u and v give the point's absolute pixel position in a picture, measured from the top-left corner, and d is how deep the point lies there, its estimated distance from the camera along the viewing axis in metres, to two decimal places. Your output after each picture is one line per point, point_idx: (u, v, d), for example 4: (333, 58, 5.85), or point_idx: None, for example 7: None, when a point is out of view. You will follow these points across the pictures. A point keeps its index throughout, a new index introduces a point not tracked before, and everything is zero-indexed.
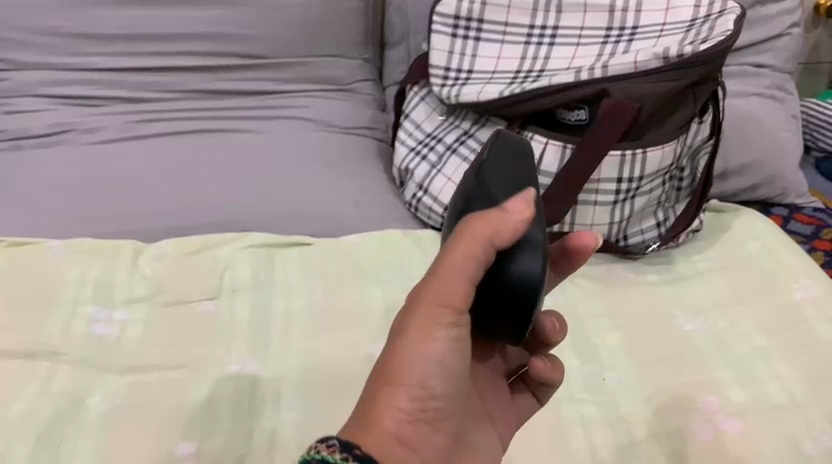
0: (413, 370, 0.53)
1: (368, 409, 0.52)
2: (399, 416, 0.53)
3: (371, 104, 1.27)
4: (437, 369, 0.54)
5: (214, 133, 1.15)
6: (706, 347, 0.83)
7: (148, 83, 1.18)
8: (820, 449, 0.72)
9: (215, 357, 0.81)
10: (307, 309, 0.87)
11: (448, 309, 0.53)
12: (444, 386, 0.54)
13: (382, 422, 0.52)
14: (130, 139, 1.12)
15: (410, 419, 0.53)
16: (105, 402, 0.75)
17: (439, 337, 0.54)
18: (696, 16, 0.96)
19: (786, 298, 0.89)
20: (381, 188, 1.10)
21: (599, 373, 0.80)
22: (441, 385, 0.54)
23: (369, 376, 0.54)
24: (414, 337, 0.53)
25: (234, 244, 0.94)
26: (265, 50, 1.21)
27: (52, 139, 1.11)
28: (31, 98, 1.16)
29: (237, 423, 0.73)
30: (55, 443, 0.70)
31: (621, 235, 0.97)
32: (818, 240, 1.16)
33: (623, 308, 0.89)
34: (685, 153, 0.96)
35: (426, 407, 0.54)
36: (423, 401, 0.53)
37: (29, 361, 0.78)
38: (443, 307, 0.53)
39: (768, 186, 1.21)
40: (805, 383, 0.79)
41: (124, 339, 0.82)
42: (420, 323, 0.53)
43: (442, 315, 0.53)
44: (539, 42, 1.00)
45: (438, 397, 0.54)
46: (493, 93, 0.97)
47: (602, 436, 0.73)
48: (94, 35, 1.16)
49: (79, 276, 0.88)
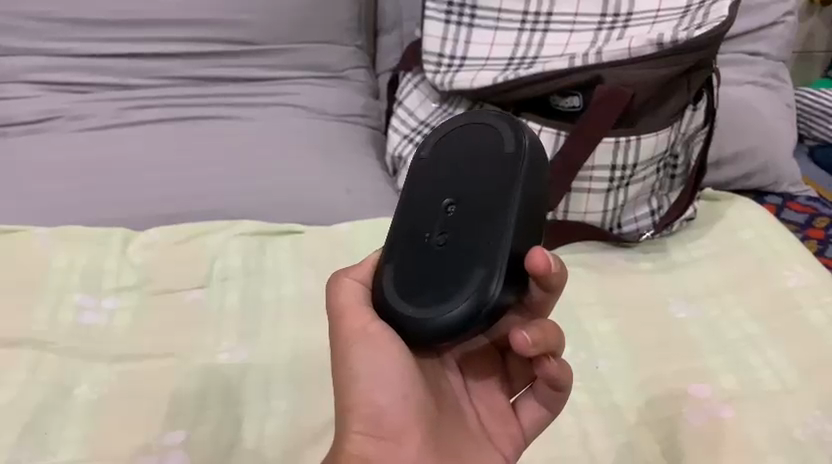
0: (347, 396, 0.55)
1: (334, 443, 0.55)
2: (359, 440, 0.54)
3: (364, 92, 1.26)
4: (364, 382, 0.55)
5: (203, 120, 1.14)
6: (698, 334, 0.83)
7: (136, 69, 1.17)
8: (810, 435, 0.72)
9: (204, 345, 0.80)
10: (297, 297, 0.87)
11: (353, 325, 0.56)
12: (390, 394, 0.55)
13: (345, 448, 0.54)
14: (117, 125, 1.11)
15: (371, 435, 0.54)
16: (93, 391, 0.74)
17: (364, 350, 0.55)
18: (690, 2, 0.94)
19: (778, 286, 0.89)
20: (373, 176, 1.09)
21: (591, 360, 0.80)
22: (388, 396, 0.55)
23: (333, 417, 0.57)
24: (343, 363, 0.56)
25: (225, 232, 0.93)
26: (255, 36, 1.20)
27: (38, 126, 1.10)
28: (15, 84, 1.14)
29: (227, 412, 0.73)
30: (40, 432, 0.69)
31: (615, 224, 0.97)
32: (812, 228, 1.15)
33: (615, 295, 0.88)
34: (680, 140, 0.95)
35: (378, 418, 0.54)
36: (374, 414, 0.54)
37: (13, 349, 0.77)
38: (355, 325, 0.56)
39: (762, 175, 1.20)
40: (798, 369, 0.79)
41: (112, 327, 0.81)
42: (344, 348, 0.56)
43: (358, 332, 0.56)
44: (533, 28, 0.99)
45: (386, 407, 0.55)
46: (487, 79, 0.96)
47: (593, 423, 0.73)
48: (80, 20, 1.14)
49: (66, 264, 0.87)
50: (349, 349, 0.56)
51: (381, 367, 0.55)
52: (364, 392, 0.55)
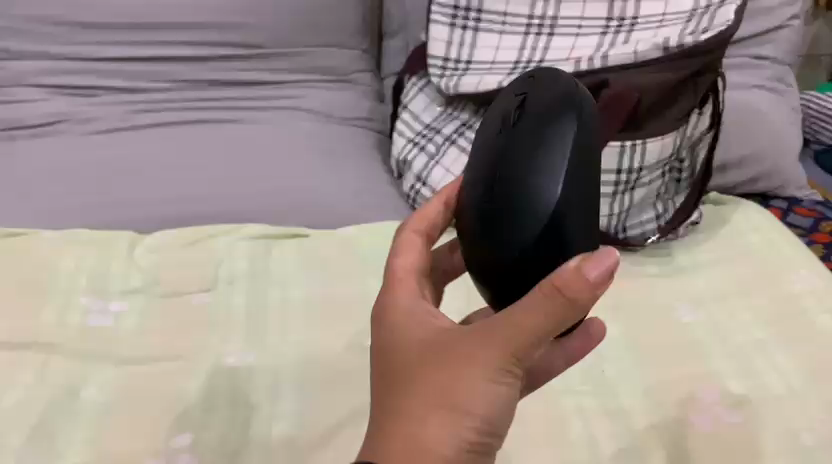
0: (462, 393, 0.46)
1: (410, 435, 0.46)
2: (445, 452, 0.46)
3: (370, 95, 1.26)
4: (488, 394, 0.46)
5: (210, 123, 1.14)
6: (704, 338, 0.83)
7: (143, 73, 1.17)
8: (817, 438, 0.72)
9: (210, 347, 0.80)
10: (302, 300, 0.87)
11: (506, 346, 0.46)
12: (493, 429, 0.48)
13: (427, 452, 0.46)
14: (124, 128, 1.11)
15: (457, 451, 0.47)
16: (100, 393, 0.74)
17: (500, 379, 0.47)
18: (696, 5, 0.93)
19: (785, 290, 0.89)
20: (379, 179, 1.10)
21: (597, 364, 0.80)
22: (490, 428, 0.47)
23: (412, 400, 0.47)
24: (467, 366, 0.46)
25: (231, 235, 0.94)
26: (261, 40, 1.20)
27: (46, 129, 1.10)
28: (23, 87, 1.14)
29: (233, 415, 0.73)
30: (48, 434, 0.70)
31: (621, 227, 0.96)
32: (818, 232, 1.15)
33: (621, 298, 0.89)
34: (685, 143, 0.95)
35: (475, 442, 0.47)
36: (475, 437, 0.47)
37: (21, 351, 0.77)
38: (509, 353, 0.46)
39: (767, 181, 1.20)
40: (804, 372, 0.79)
41: (118, 329, 0.81)
42: (485, 358, 0.46)
43: (507, 361, 0.46)
44: (539, 32, 0.99)
45: (485, 436, 0.47)
46: (492, 84, 0.97)
47: (601, 427, 0.73)
48: (87, 25, 1.15)
49: (73, 266, 0.87)
50: (484, 365, 0.46)
51: (498, 399, 0.47)
52: (475, 410, 0.46)
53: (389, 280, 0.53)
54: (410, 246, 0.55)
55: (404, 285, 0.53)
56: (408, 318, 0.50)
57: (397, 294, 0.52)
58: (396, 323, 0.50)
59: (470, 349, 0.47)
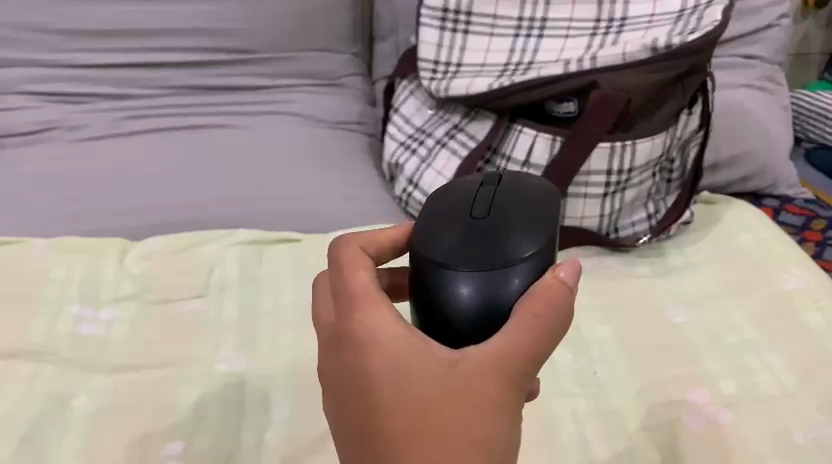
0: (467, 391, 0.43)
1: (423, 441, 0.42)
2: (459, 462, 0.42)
3: (360, 99, 1.27)
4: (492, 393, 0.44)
5: (201, 129, 1.14)
6: (697, 338, 0.83)
7: (133, 79, 1.17)
8: (810, 439, 0.71)
9: (201, 355, 0.80)
10: (295, 307, 0.86)
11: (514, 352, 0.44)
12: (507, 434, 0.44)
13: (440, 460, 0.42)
14: (114, 135, 1.11)
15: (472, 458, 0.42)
16: (92, 403, 0.74)
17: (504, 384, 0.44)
18: (684, 7, 0.94)
19: (777, 289, 0.89)
20: (370, 183, 1.10)
21: (590, 366, 0.80)
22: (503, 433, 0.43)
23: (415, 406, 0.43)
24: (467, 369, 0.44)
25: (222, 241, 0.94)
26: (252, 45, 1.20)
27: (36, 137, 1.10)
28: (13, 94, 1.14)
29: (225, 423, 0.72)
30: (39, 444, 0.69)
31: (612, 228, 0.97)
32: (810, 230, 1.15)
33: (613, 299, 0.89)
34: (675, 143, 0.96)
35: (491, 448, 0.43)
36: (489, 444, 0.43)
37: (10, 361, 0.77)
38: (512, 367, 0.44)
39: (758, 178, 1.21)
40: (797, 373, 0.79)
41: (110, 337, 0.81)
42: (482, 363, 0.44)
43: (513, 368, 0.44)
44: (528, 35, 1.00)
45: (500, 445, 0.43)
46: (482, 86, 0.96)
47: (594, 429, 0.73)
48: (78, 31, 1.15)
49: (64, 275, 0.87)
50: (485, 368, 0.44)
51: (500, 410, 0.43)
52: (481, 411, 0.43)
53: (344, 297, 0.48)
54: (360, 258, 0.51)
55: (361, 295, 0.47)
56: (371, 338, 0.45)
57: (355, 291, 0.48)
58: (365, 343, 0.45)
59: (472, 356, 0.44)
